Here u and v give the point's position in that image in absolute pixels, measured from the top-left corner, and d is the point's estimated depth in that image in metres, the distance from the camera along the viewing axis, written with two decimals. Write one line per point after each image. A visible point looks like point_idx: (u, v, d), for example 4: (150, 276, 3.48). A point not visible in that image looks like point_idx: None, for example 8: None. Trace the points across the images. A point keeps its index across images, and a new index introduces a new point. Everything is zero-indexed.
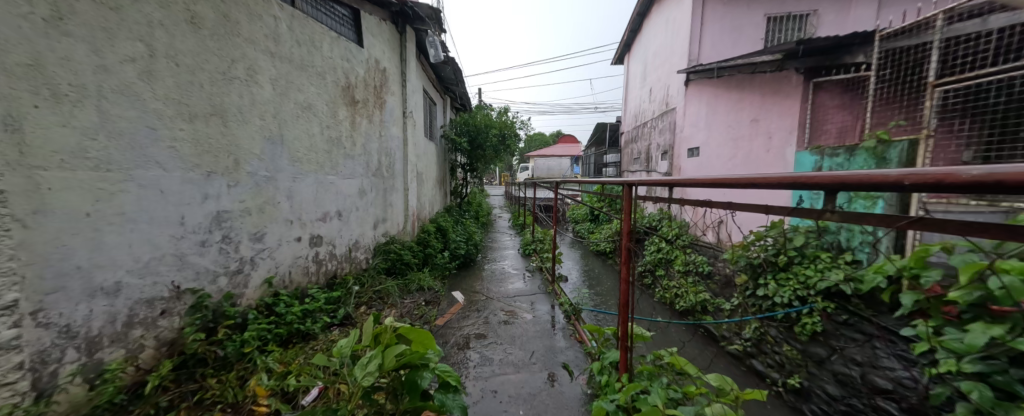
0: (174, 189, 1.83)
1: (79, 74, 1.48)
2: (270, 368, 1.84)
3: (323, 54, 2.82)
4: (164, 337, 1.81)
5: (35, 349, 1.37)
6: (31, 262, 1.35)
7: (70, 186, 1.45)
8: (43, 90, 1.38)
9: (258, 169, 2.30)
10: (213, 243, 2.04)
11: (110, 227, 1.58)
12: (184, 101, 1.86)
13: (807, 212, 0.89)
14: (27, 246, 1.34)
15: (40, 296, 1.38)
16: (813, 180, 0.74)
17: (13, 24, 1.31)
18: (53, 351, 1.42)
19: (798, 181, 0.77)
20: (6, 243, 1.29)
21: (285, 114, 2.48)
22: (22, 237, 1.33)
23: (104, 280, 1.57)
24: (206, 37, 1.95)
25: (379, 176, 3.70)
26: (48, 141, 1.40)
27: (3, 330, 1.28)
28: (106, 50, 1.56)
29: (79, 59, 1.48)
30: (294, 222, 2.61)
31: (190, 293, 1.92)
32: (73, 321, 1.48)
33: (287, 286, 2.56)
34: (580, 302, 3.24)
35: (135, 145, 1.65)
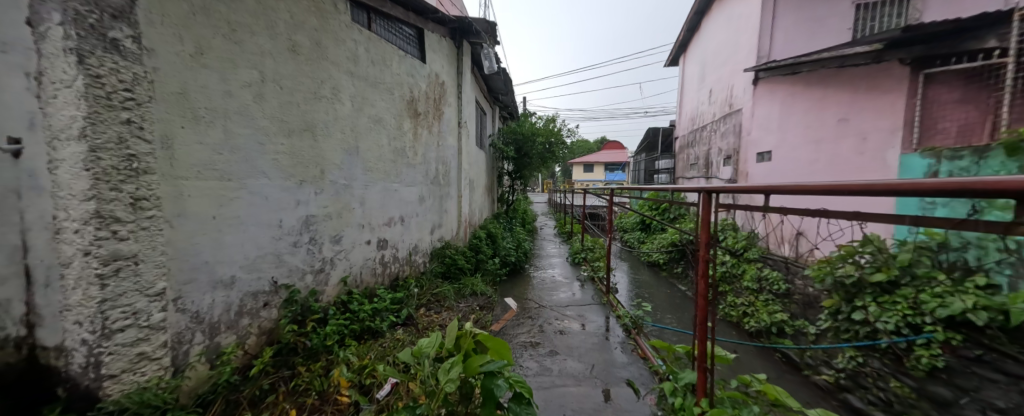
0: (274, 196, 2.08)
1: (212, 99, 1.76)
2: (350, 361, 1.99)
3: (392, 71, 3.05)
4: (265, 326, 2.06)
5: (174, 330, 1.63)
6: (175, 257, 1.63)
7: (202, 193, 1.73)
8: (187, 113, 1.66)
9: (338, 178, 2.54)
10: (302, 244, 2.28)
11: (228, 228, 1.85)
12: (285, 119, 2.13)
13: (982, 228, 0.69)
14: (173, 243, 1.61)
15: (179, 285, 1.65)
16: (995, 187, 0.57)
17: (172, 62, 1.61)
18: (186, 333, 1.68)
19: (973, 188, 0.60)
20: (160, 240, 1.55)
21: (360, 127, 2.72)
22: (169, 235, 1.59)
23: (223, 274, 1.84)
24: (302, 62, 2.22)
25: (436, 183, 3.88)
26: (188, 155, 1.67)
27: (155, 313, 1.53)
28: (231, 78, 1.84)
29: (212, 87, 1.76)
30: (365, 226, 2.82)
31: (285, 288, 2.17)
32: (200, 309, 1.74)
33: (359, 286, 2.78)
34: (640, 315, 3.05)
35: (248, 158, 1.93)
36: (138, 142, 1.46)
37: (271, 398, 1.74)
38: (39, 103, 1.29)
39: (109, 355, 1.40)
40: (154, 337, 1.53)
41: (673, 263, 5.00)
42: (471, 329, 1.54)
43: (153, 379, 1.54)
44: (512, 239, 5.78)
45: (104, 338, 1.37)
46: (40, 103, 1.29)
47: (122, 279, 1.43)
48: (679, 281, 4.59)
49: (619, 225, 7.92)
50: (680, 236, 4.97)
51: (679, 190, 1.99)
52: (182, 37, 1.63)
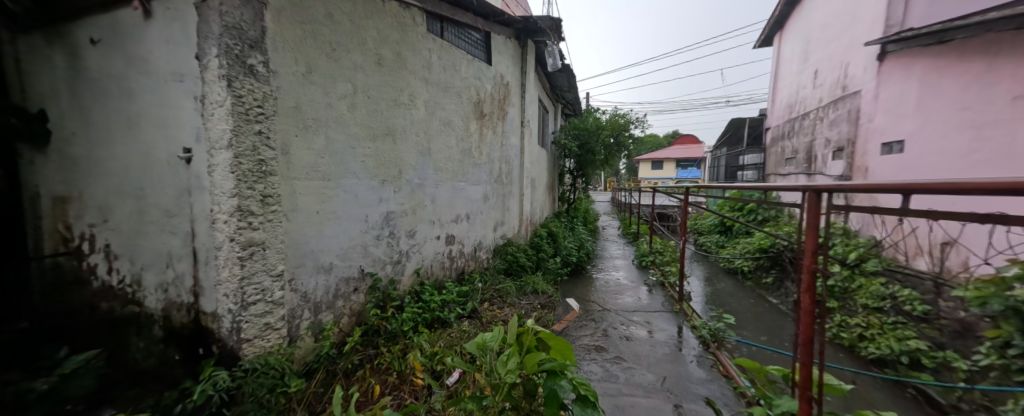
0: (363, 194, 2.34)
1: (317, 111, 2.04)
2: (423, 347, 2.16)
3: (461, 75, 3.21)
4: (354, 309, 2.33)
5: (289, 307, 1.93)
6: (290, 245, 1.93)
7: (310, 191, 2.02)
8: (300, 123, 1.95)
9: (413, 178, 2.76)
10: (384, 237, 2.52)
11: (328, 222, 2.13)
12: (372, 125, 2.38)
13: None
14: (289, 233, 1.92)
15: (293, 269, 1.95)
16: None
17: (289, 81, 1.90)
18: (297, 310, 1.98)
19: None
20: (280, 230, 1.86)
21: (432, 130, 2.91)
22: (287, 226, 1.90)
23: (324, 261, 2.13)
24: (385, 73, 2.45)
25: (499, 182, 3.99)
26: (301, 159, 1.97)
27: (276, 291, 1.85)
28: (331, 91, 2.11)
29: (317, 100, 2.04)
30: (435, 222, 3.02)
31: (370, 276, 2.43)
32: (307, 290, 2.04)
33: (430, 278, 2.99)
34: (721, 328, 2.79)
35: (343, 160, 2.20)
36: (265, 148, 1.78)
37: (360, 372, 1.97)
38: (201, 120, 1.67)
39: (246, 322, 1.73)
40: (274, 310, 1.84)
41: (761, 272, 4.44)
42: (534, 326, 1.58)
43: (274, 346, 1.85)
44: (574, 238, 5.70)
45: (242, 309, 1.70)
46: (207, 118, 1.65)
47: (255, 261, 1.75)
48: (770, 293, 4.10)
49: (694, 228, 7.30)
50: (772, 242, 4.46)
51: (769, 189, 1.80)
52: (296, 59, 1.92)
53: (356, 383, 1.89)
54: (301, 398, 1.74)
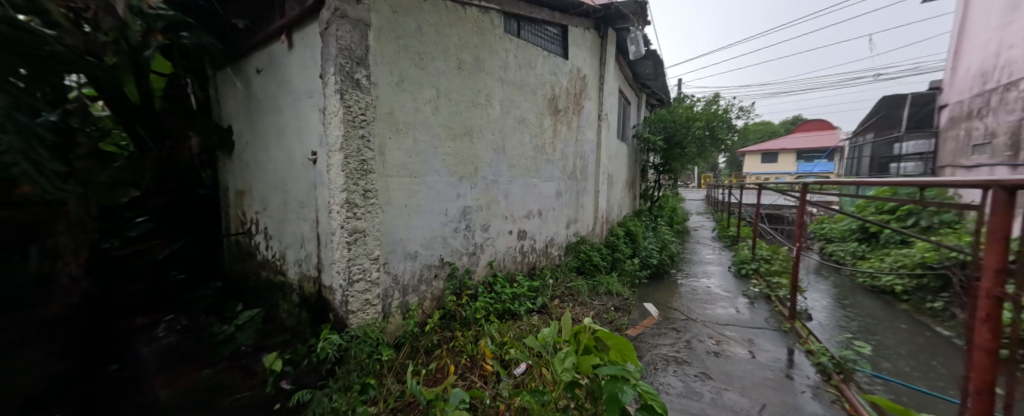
0: (443, 189, 2.55)
1: (406, 115, 2.28)
2: (493, 336, 2.27)
3: (536, 72, 3.24)
4: (435, 294, 2.57)
5: (382, 287, 2.22)
6: (383, 233, 2.21)
7: (400, 187, 2.27)
8: (392, 127, 2.21)
9: (488, 174, 2.89)
10: (461, 230, 2.71)
11: (414, 214, 2.38)
12: (452, 125, 2.56)
13: None
14: (383, 223, 2.20)
15: (386, 255, 2.24)
16: None
17: (386, 90, 2.17)
18: (390, 292, 2.27)
19: None
20: (376, 221, 2.15)
21: (507, 128, 3.02)
22: (382, 218, 2.19)
23: (411, 249, 2.38)
24: (464, 75, 2.61)
25: (573, 178, 3.95)
26: (394, 158, 2.23)
27: (374, 273, 2.15)
28: (418, 96, 2.33)
29: (407, 104, 2.28)
30: (508, 218, 3.13)
31: (449, 265, 2.64)
32: (397, 274, 2.31)
33: (502, 270, 3.12)
34: (845, 356, 2.36)
35: (427, 159, 2.42)
36: (367, 150, 2.06)
37: (437, 351, 2.18)
38: (324, 128, 2.10)
39: (351, 297, 2.06)
40: (371, 289, 2.15)
41: (927, 295, 3.62)
42: (591, 326, 1.55)
43: (370, 319, 2.17)
44: (656, 238, 5.37)
45: (349, 285, 2.04)
46: (325, 126, 2.10)
47: (357, 246, 2.06)
48: (932, 320, 3.29)
49: (821, 235, 6.27)
50: (943, 255, 3.64)
51: (938, 184, 1.46)
52: (391, 70, 2.17)
53: (434, 361, 2.08)
54: (391, 367, 2.00)
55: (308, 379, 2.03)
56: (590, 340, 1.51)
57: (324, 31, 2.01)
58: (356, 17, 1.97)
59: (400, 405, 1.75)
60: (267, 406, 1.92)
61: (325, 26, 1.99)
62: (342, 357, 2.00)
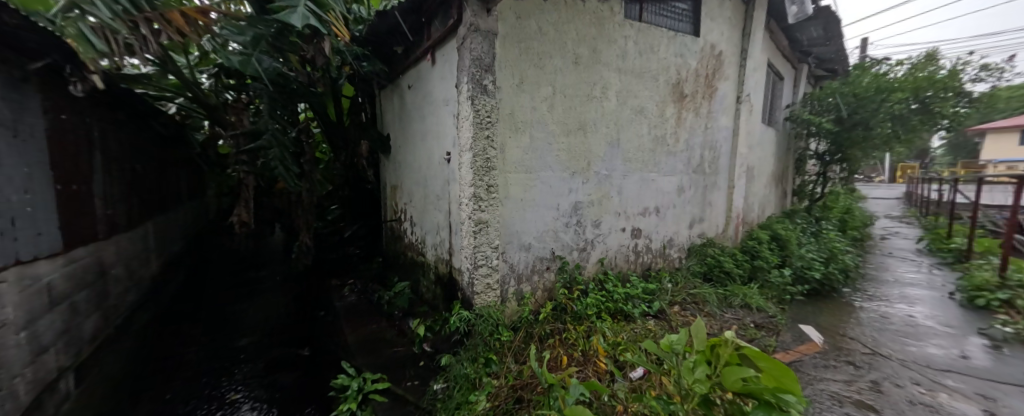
0: (556, 184, 2.61)
1: (524, 114, 2.43)
2: (606, 335, 2.22)
3: (659, 56, 2.99)
4: (546, 285, 2.70)
5: (500, 274, 2.49)
6: (500, 225, 2.44)
7: (517, 182, 2.46)
8: (511, 127, 2.39)
9: (601, 169, 2.81)
10: (572, 225, 2.73)
11: (528, 208, 2.53)
12: (566, 121, 2.59)
13: None
14: (501, 215, 2.43)
15: (504, 245, 2.48)
16: None
17: (508, 93, 2.37)
18: (506, 279, 2.52)
19: None
20: (496, 213, 2.40)
21: (623, 120, 2.87)
22: (500, 211, 2.42)
23: (525, 241, 2.56)
24: (581, 70, 2.60)
25: (700, 172, 3.51)
26: (513, 156, 2.42)
27: (492, 262, 2.42)
28: (535, 95, 2.45)
29: (524, 104, 2.42)
30: (620, 214, 2.99)
31: (559, 259, 2.71)
32: (512, 263, 2.54)
33: (613, 268, 3.01)
34: None
35: (541, 155, 2.53)
36: (491, 149, 2.31)
37: (550, 340, 2.26)
38: (456, 131, 2.44)
39: (475, 280, 2.39)
40: (492, 274, 2.43)
41: None
42: (733, 340, 1.26)
43: (491, 301, 2.46)
44: (819, 245, 4.33)
45: (474, 269, 2.36)
46: (458, 129, 2.43)
47: (480, 235, 2.36)
48: None
49: None
50: None
51: None
52: (512, 73, 2.35)
53: (548, 350, 2.15)
54: (510, 347, 2.20)
55: (443, 345, 2.47)
56: (732, 356, 1.24)
57: (459, 46, 2.31)
58: (487, 28, 2.18)
59: (519, 384, 1.87)
60: (416, 361, 2.42)
61: (460, 42, 2.29)
62: (470, 332, 2.33)
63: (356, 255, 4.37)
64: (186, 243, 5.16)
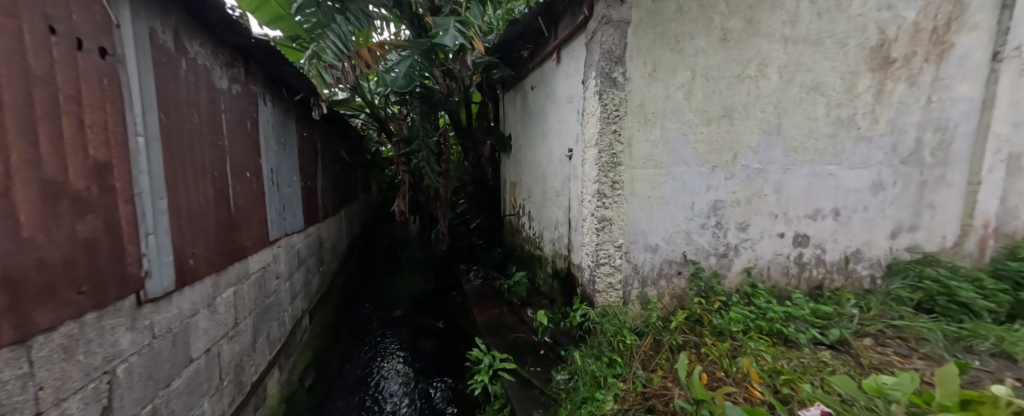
0: (690, 180, 2.36)
1: (656, 105, 2.30)
2: (760, 357, 1.80)
3: (851, 13, 2.30)
4: (677, 292, 2.46)
5: (625, 274, 2.42)
6: (625, 223, 2.38)
7: (644, 178, 2.35)
8: (641, 119, 2.30)
9: (751, 162, 2.37)
10: (709, 226, 2.42)
11: (657, 206, 2.37)
12: (706, 109, 2.31)
13: None
14: (627, 214, 2.37)
15: (628, 244, 2.40)
16: None
17: (639, 84, 2.30)
18: (630, 280, 2.43)
19: None
20: (622, 211, 2.36)
21: (787, 100, 2.33)
22: (626, 209, 2.36)
23: (652, 241, 2.40)
24: (730, 47, 2.27)
25: (918, 162, 2.43)
26: (641, 150, 2.33)
27: (616, 260, 2.38)
28: (671, 83, 2.28)
29: (657, 94, 2.29)
30: (777, 216, 2.45)
31: (692, 263, 2.43)
32: (637, 265, 2.42)
33: (765, 281, 2.50)
34: None
35: (674, 148, 2.32)
36: (617, 143, 2.29)
37: (683, 351, 2.00)
38: (581, 126, 2.49)
39: (597, 278, 2.39)
40: (615, 274, 2.39)
41: None
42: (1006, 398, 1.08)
43: (613, 302, 2.41)
44: None
45: (596, 267, 2.37)
46: (582, 126, 2.48)
47: (605, 233, 2.35)
48: None
49: None
50: None
51: None
52: (645, 62, 2.26)
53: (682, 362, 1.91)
54: (637, 352, 2.07)
55: (563, 338, 2.55)
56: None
57: (590, 41, 2.35)
58: (619, 19, 2.20)
59: (650, 392, 1.77)
60: (537, 349, 2.57)
61: (590, 37, 2.34)
62: (593, 329, 2.31)
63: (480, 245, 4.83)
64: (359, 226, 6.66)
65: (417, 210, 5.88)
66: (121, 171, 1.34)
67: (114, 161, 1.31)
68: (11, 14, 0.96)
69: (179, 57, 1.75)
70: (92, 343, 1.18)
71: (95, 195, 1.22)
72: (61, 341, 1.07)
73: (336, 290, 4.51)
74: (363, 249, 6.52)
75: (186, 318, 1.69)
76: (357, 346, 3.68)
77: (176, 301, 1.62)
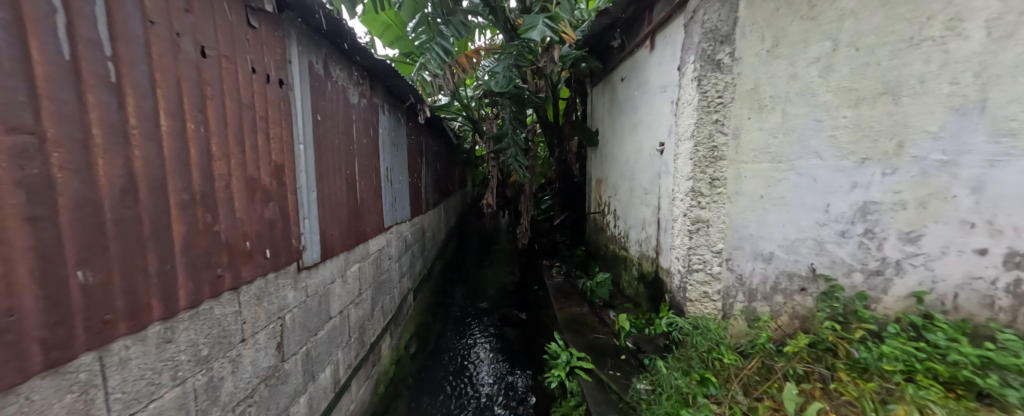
0: (825, 177, 1.86)
1: (777, 86, 1.92)
2: (926, 408, 1.33)
3: None
4: (799, 312, 1.99)
5: (726, 284, 2.13)
6: (729, 226, 2.09)
7: (756, 174, 2.01)
8: (754, 105, 1.97)
9: (932, 152, 1.66)
10: (854, 235, 1.83)
11: (774, 208, 1.99)
12: (855, 86, 1.78)
13: None
14: (731, 215, 2.08)
15: (731, 250, 2.11)
16: None
17: (752, 64, 1.97)
18: (733, 290, 2.12)
19: None
20: (723, 211, 2.09)
21: (1003, 63, 1.53)
22: (729, 209, 2.08)
23: (764, 248, 2.04)
24: (898, 3, 1.69)
25: None
26: (751, 141, 1.99)
27: (716, 266, 2.12)
28: (800, 59, 1.88)
29: (779, 74, 1.91)
30: (978, 226, 1.63)
31: (824, 280, 1.91)
32: (743, 274, 2.10)
33: (952, 314, 1.70)
34: None
35: (802, 138, 1.89)
36: (719, 134, 2.03)
37: (804, 385, 1.62)
38: (675, 118, 2.28)
39: (690, 285, 2.17)
40: (712, 283, 2.13)
41: None
42: None
43: (710, 313, 2.15)
44: None
45: (687, 273, 2.16)
46: (676, 117, 2.27)
47: (701, 236, 2.12)
48: None
49: None
50: None
51: None
52: (763, 36, 1.93)
53: (801, 395, 1.55)
54: (737, 374, 1.78)
55: (647, 346, 2.38)
56: None
57: (689, 21, 2.12)
58: None
59: None
60: (618, 354, 2.45)
61: (690, 17, 2.11)
62: (682, 340, 2.10)
63: (563, 242, 4.83)
64: (456, 218, 7.32)
65: (505, 205, 6.16)
66: (289, 170, 1.76)
67: (285, 163, 1.73)
68: (231, 61, 1.37)
69: (327, 81, 2.20)
70: (272, 295, 1.62)
71: (274, 187, 1.64)
72: (255, 291, 1.49)
73: (434, 276, 5.09)
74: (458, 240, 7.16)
75: (327, 285, 2.16)
76: (448, 330, 4.15)
77: (320, 272, 2.08)
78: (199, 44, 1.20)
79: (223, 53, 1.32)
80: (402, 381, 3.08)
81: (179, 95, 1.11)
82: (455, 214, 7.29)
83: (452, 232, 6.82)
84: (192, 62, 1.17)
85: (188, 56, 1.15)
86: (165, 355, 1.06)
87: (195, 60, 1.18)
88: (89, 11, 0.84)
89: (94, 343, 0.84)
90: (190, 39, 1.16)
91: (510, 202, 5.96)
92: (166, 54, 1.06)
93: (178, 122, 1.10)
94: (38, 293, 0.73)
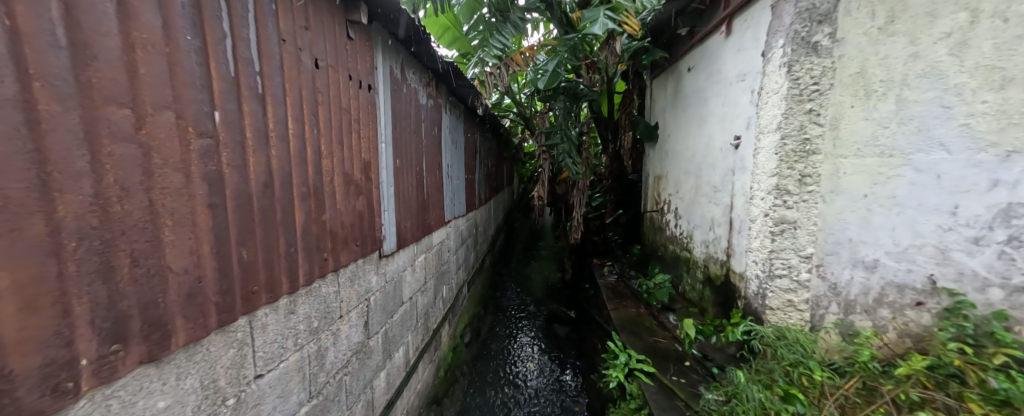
0: (953, 174, 1.58)
1: (891, 69, 1.67)
2: None
3: None
4: (912, 330, 1.72)
5: (815, 293, 1.92)
6: (822, 228, 1.88)
7: (859, 170, 1.77)
8: (859, 91, 1.74)
9: None
10: (992, 243, 1.54)
11: (880, 209, 1.75)
12: (1002, 64, 1.48)
13: None
14: (824, 216, 1.87)
15: (824, 254, 1.89)
16: None
17: (858, 45, 1.74)
18: (824, 300, 1.91)
19: None
20: (813, 211, 1.88)
21: None
22: (823, 210, 1.87)
23: (866, 255, 1.80)
24: None
25: None
26: (853, 133, 1.76)
27: (804, 273, 1.92)
28: (923, 35, 1.61)
29: (895, 55, 1.66)
30: None
31: (947, 294, 1.64)
32: (839, 282, 1.87)
33: None
34: None
35: (923, 127, 1.62)
36: (813, 126, 1.82)
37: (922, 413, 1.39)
38: (757, 108, 2.09)
39: (771, 291, 2.00)
40: (798, 290, 1.94)
41: None
42: None
43: (795, 324, 1.95)
44: None
45: (767, 278, 2.00)
46: (757, 107, 2.09)
47: (786, 238, 1.94)
48: None
49: None
50: None
51: None
52: (874, 11, 1.69)
53: None
54: (831, 391, 1.59)
55: (714, 354, 2.24)
56: None
57: (779, 1, 1.93)
58: None
59: None
60: (681, 359, 2.35)
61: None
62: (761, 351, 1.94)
63: (615, 241, 4.69)
64: (505, 214, 7.44)
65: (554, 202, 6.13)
66: (374, 166, 1.94)
67: (371, 160, 1.92)
68: (336, 70, 1.54)
69: (403, 85, 2.39)
70: (360, 279, 1.81)
71: (364, 182, 1.83)
72: (349, 274, 1.68)
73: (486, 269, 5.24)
74: (507, 236, 7.28)
75: (400, 273, 2.35)
76: (500, 324, 4.26)
77: (396, 260, 2.27)
78: (314, 57, 1.38)
79: (330, 64, 1.50)
80: (459, 368, 3.26)
81: (302, 102, 1.29)
82: (504, 210, 7.42)
83: (502, 227, 6.94)
84: (310, 73, 1.34)
85: (307, 68, 1.33)
86: (290, 325, 1.26)
87: (312, 71, 1.36)
88: (245, 35, 1.02)
89: (247, 309, 1.03)
90: (308, 53, 1.34)
91: (558, 199, 5.91)
92: (292, 68, 1.24)
93: (300, 125, 1.28)
94: (214, 265, 0.91)
